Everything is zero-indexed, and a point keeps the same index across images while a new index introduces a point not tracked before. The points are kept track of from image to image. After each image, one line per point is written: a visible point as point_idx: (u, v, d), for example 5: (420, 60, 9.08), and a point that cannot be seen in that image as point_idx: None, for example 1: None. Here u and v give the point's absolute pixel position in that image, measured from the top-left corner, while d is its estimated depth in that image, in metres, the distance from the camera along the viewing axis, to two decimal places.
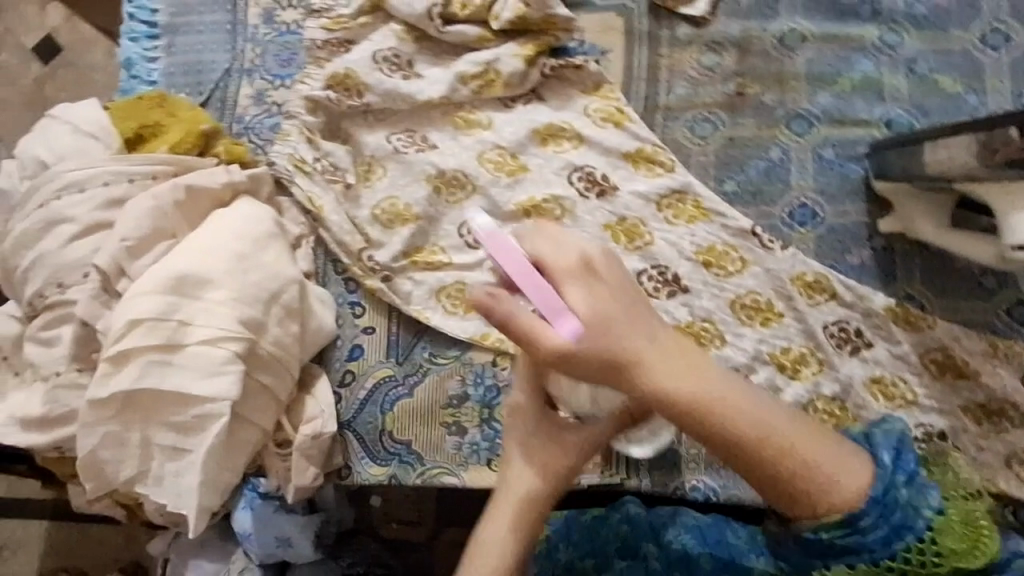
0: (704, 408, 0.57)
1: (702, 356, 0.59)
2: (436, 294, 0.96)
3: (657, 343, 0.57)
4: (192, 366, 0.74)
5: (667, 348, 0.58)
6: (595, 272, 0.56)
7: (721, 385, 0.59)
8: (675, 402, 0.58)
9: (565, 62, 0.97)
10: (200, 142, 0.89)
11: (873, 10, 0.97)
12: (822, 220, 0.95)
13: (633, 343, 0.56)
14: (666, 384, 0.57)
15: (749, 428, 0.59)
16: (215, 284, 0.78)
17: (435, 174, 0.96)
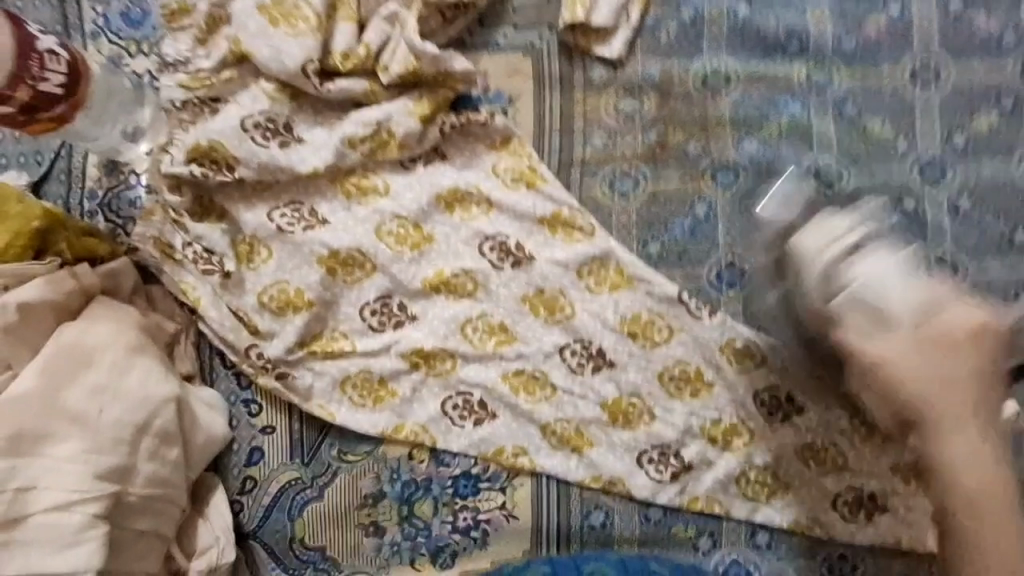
0: (963, 474, 0.73)
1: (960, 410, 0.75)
2: (340, 386, 0.86)
3: (958, 429, 0.74)
4: (42, 538, 0.64)
5: (961, 455, 0.74)
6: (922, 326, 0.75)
7: (981, 472, 0.74)
8: (971, 480, 0.71)
9: (469, 117, 0.86)
10: (34, 242, 0.76)
11: (802, 44, 0.90)
12: (751, 280, 0.89)
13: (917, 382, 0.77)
14: (961, 459, 0.74)
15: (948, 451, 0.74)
16: (60, 437, 0.67)
17: (328, 254, 0.85)
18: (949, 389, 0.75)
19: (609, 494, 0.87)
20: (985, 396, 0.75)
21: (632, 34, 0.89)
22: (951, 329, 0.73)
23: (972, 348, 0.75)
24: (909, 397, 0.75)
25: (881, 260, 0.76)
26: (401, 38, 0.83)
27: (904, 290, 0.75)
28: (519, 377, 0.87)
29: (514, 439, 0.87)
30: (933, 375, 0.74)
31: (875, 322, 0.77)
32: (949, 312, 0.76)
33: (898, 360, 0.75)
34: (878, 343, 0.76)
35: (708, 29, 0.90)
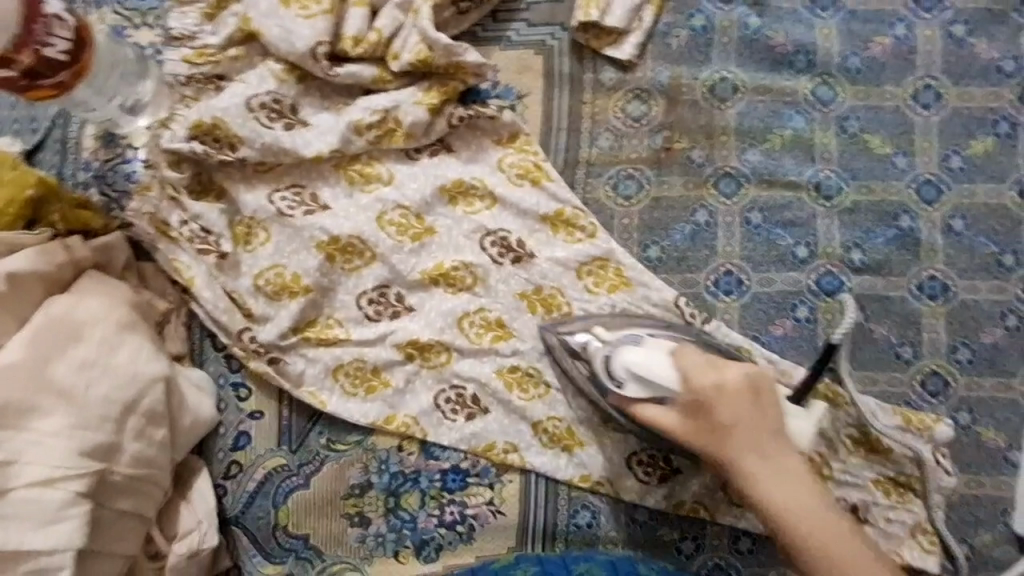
0: (777, 515, 0.69)
1: (786, 469, 0.71)
2: (333, 373, 0.85)
3: (775, 472, 0.71)
4: (22, 513, 0.62)
5: (781, 499, 0.70)
6: (710, 406, 0.73)
7: (802, 516, 0.69)
8: (800, 533, 0.68)
9: (478, 111, 0.85)
10: (26, 212, 0.74)
11: (809, 59, 0.91)
12: (747, 289, 0.89)
13: (734, 446, 0.72)
14: (778, 506, 0.70)
15: (790, 515, 0.69)
16: (46, 411, 0.65)
17: (328, 240, 0.84)
18: (753, 439, 0.72)
19: (596, 494, 0.87)
20: (774, 439, 0.72)
21: (644, 38, 0.90)
22: (717, 392, 0.73)
23: (755, 402, 0.73)
24: (708, 457, 0.74)
25: (642, 349, 0.76)
26: (413, 26, 0.83)
27: (663, 364, 0.75)
28: (513, 373, 0.87)
29: (504, 435, 0.86)
30: (710, 434, 0.73)
31: (655, 398, 0.76)
32: (719, 372, 0.73)
33: (696, 428, 0.74)
34: (669, 417, 0.75)
35: (718, 39, 0.91)
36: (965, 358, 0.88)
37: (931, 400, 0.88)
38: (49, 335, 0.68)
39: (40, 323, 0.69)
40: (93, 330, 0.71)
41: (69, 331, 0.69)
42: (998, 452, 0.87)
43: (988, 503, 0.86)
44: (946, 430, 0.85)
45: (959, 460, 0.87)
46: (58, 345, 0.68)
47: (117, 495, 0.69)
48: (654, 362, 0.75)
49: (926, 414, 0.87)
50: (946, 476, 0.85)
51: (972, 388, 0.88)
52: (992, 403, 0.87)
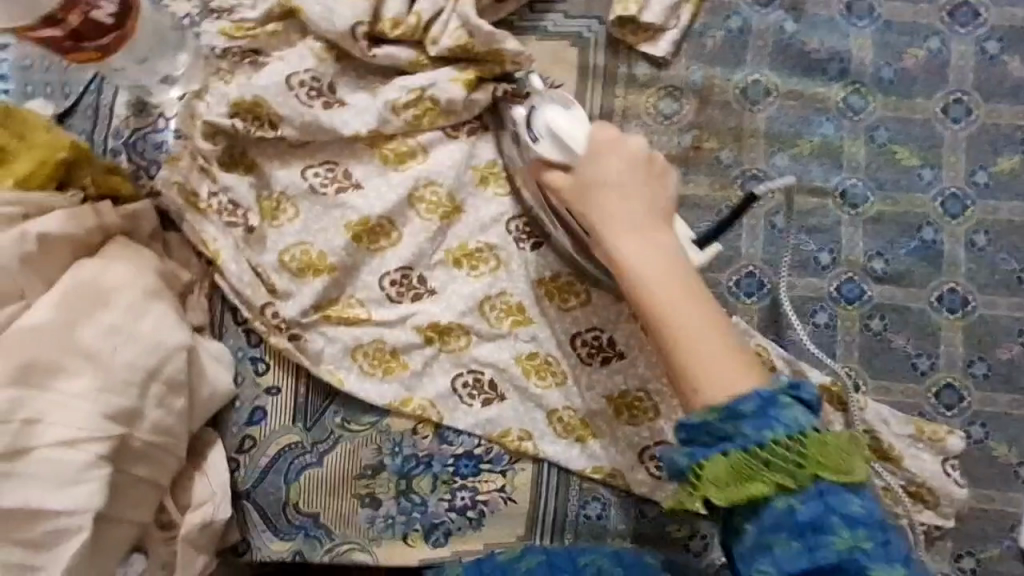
0: (641, 279, 0.72)
1: (658, 230, 0.75)
2: (352, 353, 0.85)
3: (646, 235, 0.75)
4: (44, 473, 0.62)
5: (647, 261, 0.73)
6: (598, 163, 0.77)
7: (651, 274, 0.73)
8: (646, 287, 0.72)
9: (516, 90, 0.86)
10: (57, 174, 0.74)
11: (841, 67, 0.91)
12: (768, 292, 0.90)
13: (599, 203, 0.77)
14: (624, 256, 0.74)
15: (650, 282, 0.72)
16: (72, 373, 0.65)
17: (356, 220, 0.84)
18: (637, 210, 0.76)
19: (607, 487, 0.87)
20: (650, 211, 0.75)
21: (679, 36, 0.90)
22: (613, 156, 0.77)
23: (642, 174, 0.77)
24: (586, 213, 0.77)
25: (568, 112, 0.79)
26: (454, 12, 0.83)
27: (578, 128, 0.79)
28: (532, 361, 0.87)
29: (519, 423, 0.86)
30: (584, 193, 0.77)
31: (562, 162, 0.79)
32: (619, 142, 0.78)
33: (572, 197, 0.78)
34: (564, 181, 0.79)
35: (753, 41, 0.91)
36: (981, 373, 0.88)
37: (945, 412, 0.88)
38: (77, 297, 0.68)
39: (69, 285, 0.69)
40: (121, 295, 0.70)
41: (96, 293, 0.69)
42: (1009, 468, 0.87)
43: (994, 517, 0.87)
44: (957, 442, 0.86)
45: (969, 474, 0.87)
46: (85, 308, 0.68)
47: (136, 461, 0.69)
48: (569, 121, 0.79)
49: (939, 425, 0.87)
50: (955, 488, 0.85)
51: (986, 403, 0.88)
52: (1005, 420, 0.88)
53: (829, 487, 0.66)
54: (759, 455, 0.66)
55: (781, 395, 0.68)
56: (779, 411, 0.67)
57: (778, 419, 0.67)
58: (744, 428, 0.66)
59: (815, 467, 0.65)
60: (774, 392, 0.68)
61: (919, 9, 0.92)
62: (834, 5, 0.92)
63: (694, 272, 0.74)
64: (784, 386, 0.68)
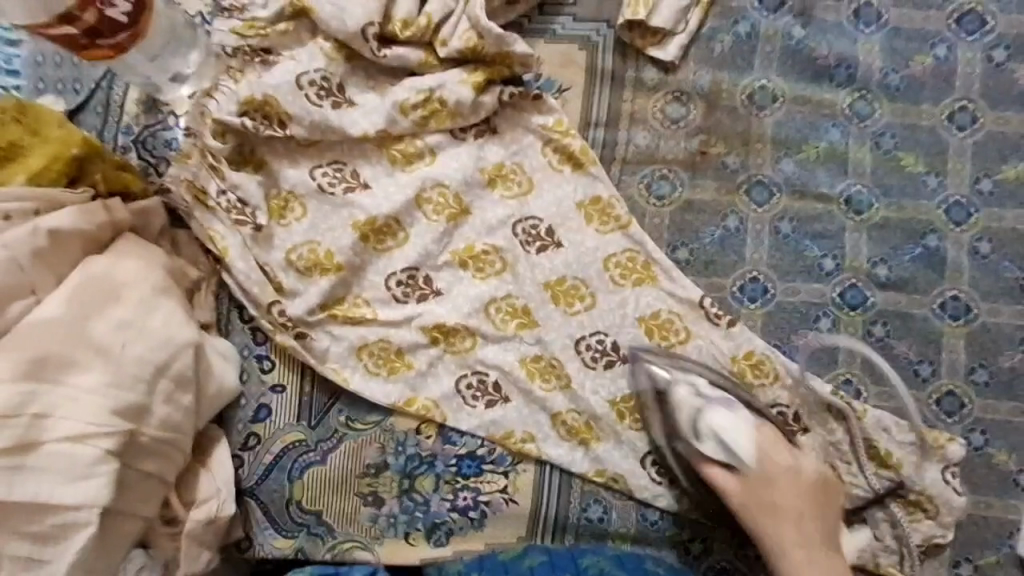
0: None
1: (833, 545, 0.81)
2: (357, 352, 0.86)
3: (818, 561, 0.79)
4: (52, 467, 0.62)
5: (816, 566, 0.79)
6: (775, 482, 0.82)
7: None
8: None
9: (523, 92, 0.87)
10: (70, 170, 0.74)
11: (850, 73, 0.92)
12: (772, 297, 0.90)
13: (780, 530, 0.80)
14: None
15: None
16: (82, 367, 0.66)
17: (364, 220, 0.85)
18: (805, 532, 0.80)
19: (609, 489, 0.87)
20: (816, 540, 0.80)
21: (688, 41, 0.90)
22: (807, 467, 0.82)
23: (816, 497, 0.82)
24: (750, 527, 0.82)
25: (731, 414, 0.83)
26: (464, 14, 0.83)
27: (744, 437, 0.82)
28: (536, 363, 0.87)
29: (523, 424, 0.87)
30: (760, 510, 0.81)
31: (727, 464, 0.83)
32: (797, 464, 0.82)
33: (748, 500, 0.82)
34: (726, 480, 0.83)
35: (762, 46, 0.91)
36: (982, 380, 0.89)
37: (946, 419, 0.89)
38: (88, 293, 0.69)
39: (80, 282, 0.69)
40: (132, 292, 0.71)
41: (107, 290, 0.70)
42: (1009, 475, 0.87)
43: (993, 523, 0.87)
44: (958, 450, 0.85)
45: (968, 480, 0.88)
46: (96, 304, 0.69)
47: (145, 457, 0.69)
48: (745, 438, 0.82)
49: (940, 432, 0.87)
50: (955, 495, 0.85)
51: (987, 409, 0.88)
52: (1005, 427, 0.88)
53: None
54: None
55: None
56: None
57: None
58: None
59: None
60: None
61: (928, 16, 0.92)
62: (843, 10, 0.92)
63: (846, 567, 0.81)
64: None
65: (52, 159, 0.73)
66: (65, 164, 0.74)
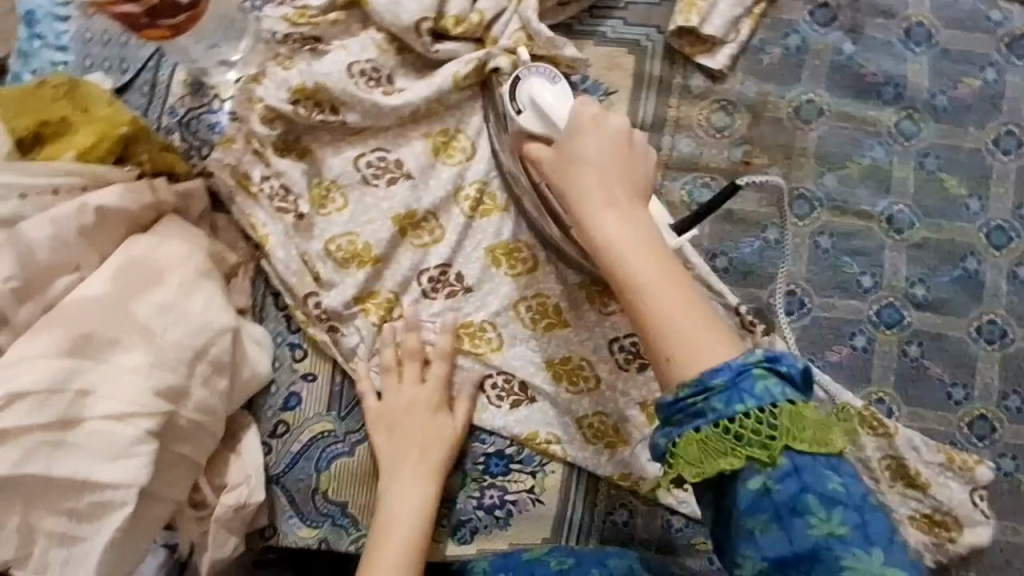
0: (613, 253, 0.61)
1: (647, 212, 0.64)
2: (383, 348, 0.84)
3: (623, 215, 0.63)
4: (91, 446, 0.62)
5: (621, 215, 0.63)
6: (574, 151, 0.68)
7: (643, 274, 0.59)
8: (643, 278, 0.59)
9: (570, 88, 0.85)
10: (117, 148, 0.73)
11: (896, 91, 0.91)
12: (807, 310, 0.89)
13: (575, 180, 0.66)
14: (608, 240, 0.62)
15: (639, 262, 0.60)
16: (125, 347, 0.65)
17: (403, 214, 0.85)
18: (606, 172, 0.65)
19: (633, 494, 0.87)
20: (632, 189, 0.64)
21: (737, 51, 0.90)
22: (587, 130, 0.67)
23: (624, 147, 0.66)
24: (562, 191, 0.67)
25: (551, 87, 0.75)
26: (517, 14, 0.83)
27: (563, 106, 0.73)
28: (565, 364, 0.86)
29: (547, 426, 0.86)
30: (562, 173, 0.68)
31: (542, 138, 0.73)
32: (602, 116, 0.68)
33: (554, 192, 0.69)
34: (544, 152, 0.71)
35: (810, 60, 0.91)
36: (1015, 405, 0.88)
37: (977, 442, 0.88)
38: (129, 270, 0.68)
39: (120, 261, 0.68)
40: (172, 273, 0.70)
41: (149, 274, 0.69)
42: None
43: (1019, 550, 0.86)
44: (987, 473, 0.85)
45: (996, 504, 0.87)
46: (136, 284, 0.68)
47: (179, 441, 0.68)
48: (559, 106, 0.73)
49: (969, 455, 0.86)
50: (982, 518, 0.85)
51: (1018, 435, 0.88)
52: None
53: (807, 458, 0.53)
54: (727, 424, 0.54)
55: (752, 366, 0.55)
56: (752, 384, 0.54)
57: (749, 391, 0.54)
58: (715, 403, 0.54)
59: (795, 441, 0.53)
60: (746, 362, 0.54)
61: (977, 39, 0.92)
62: (894, 29, 0.92)
63: (676, 256, 0.61)
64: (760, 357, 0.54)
65: (99, 137, 0.72)
66: (111, 141, 0.72)
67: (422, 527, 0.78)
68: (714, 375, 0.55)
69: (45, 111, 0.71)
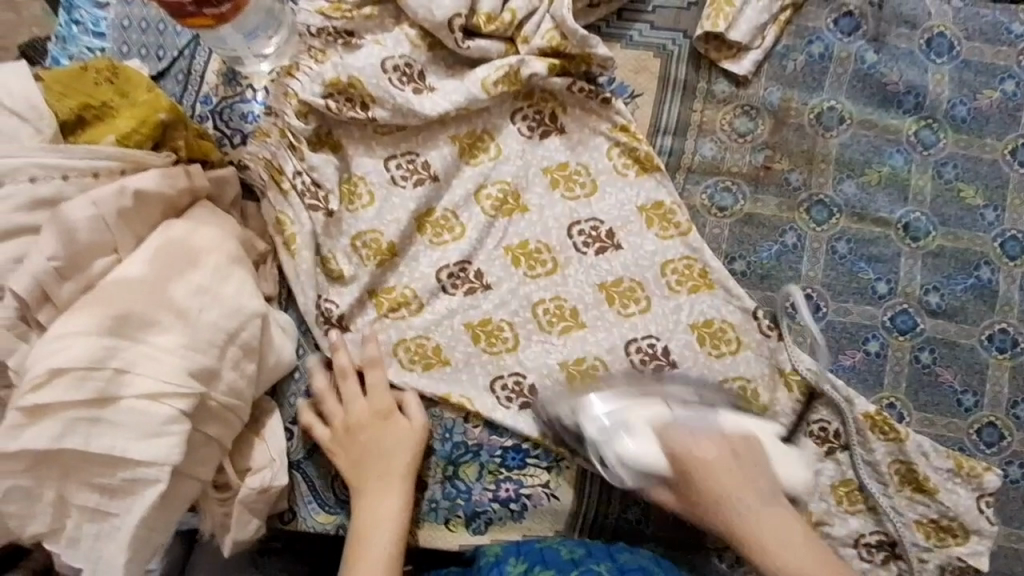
0: (766, 564, 0.72)
1: (778, 489, 0.76)
2: (393, 347, 0.85)
3: (776, 522, 0.74)
4: (127, 423, 0.63)
5: (790, 534, 0.73)
6: (739, 455, 0.77)
7: (789, 555, 0.72)
8: (788, 559, 0.72)
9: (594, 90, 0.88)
10: (156, 134, 0.74)
11: (918, 101, 0.93)
12: (823, 314, 0.91)
13: (716, 512, 0.75)
14: (764, 545, 0.73)
15: (770, 538, 0.73)
16: (161, 327, 0.66)
17: (423, 209, 0.87)
18: (748, 513, 0.74)
19: (644, 493, 0.87)
20: (746, 475, 0.75)
21: (762, 57, 0.92)
22: (698, 458, 0.76)
23: (737, 462, 0.76)
24: (700, 488, 0.75)
25: (637, 438, 0.77)
26: (548, 14, 0.85)
27: (657, 455, 0.77)
28: (578, 365, 0.86)
29: (556, 428, 0.85)
30: (711, 517, 0.75)
31: (644, 486, 0.79)
32: (696, 442, 0.76)
33: (698, 510, 0.76)
34: (669, 497, 0.78)
35: (834, 68, 0.93)
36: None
37: (986, 449, 0.89)
38: (167, 251, 0.70)
39: (158, 243, 0.70)
40: (207, 258, 0.71)
41: (184, 256, 0.70)
42: None
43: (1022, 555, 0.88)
44: (994, 480, 0.85)
45: (1000, 510, 0.88)
46: (172, 266, 0.69)
47: (208, 423, 0.69)
48: (649, 449, 0.77)
49: (978, 462, 0.87)
50: (988, 524, 0.85)
51: None
52: None
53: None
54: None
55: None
56: None
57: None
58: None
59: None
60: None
61: (999, 51, 0.93)
62: (917, 39, 0.93)
63: (802, 522, 0.75)
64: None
65: (139, 123, 0.73)
66: (151, 128, 0.74)
67: (397, 535, 0.78)
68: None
69: (88, 96, 0.73)
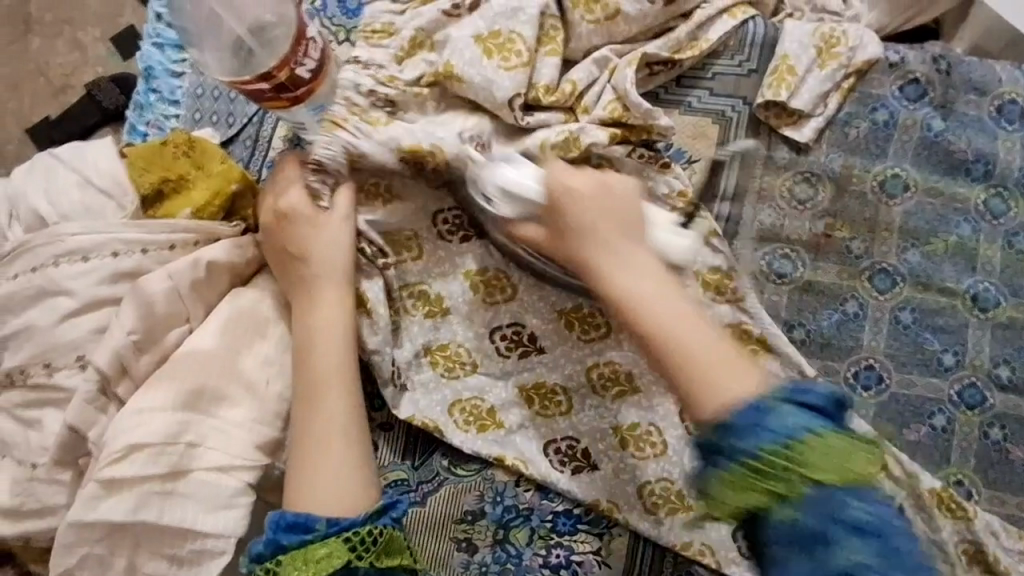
0: (630, 305, 0.70)
1: (640, 245, 0.73)
2: (450, 406, 0.87)
3: (627, 261, 0.72)
4: (196, 496, 0.65)
5: (632, 261, 0.72)
6: (613, 193, 0.76)
7: (657, 307, 0.69)
8: (646, 315, 0.69)
9: (654, 155, 0.86)
10: (226, 205, 0.77)
11: (986, 169, 0.90)
12: (887, 386, 0.88)
13: (585, 246, 0.74)
14: (632, 294, 0.70)
15: (626, 288, 0.71)
16: (233, 401, 0.69)
17: (477, 271, 0.88)
18: (608, 228, 0.74)
19: (700, 564, 0.84)
20: (618, 228, 0.74)
21: (824, 124, 0.91)
22: (573, 188, 0.76)
23: (605, 191, 0.76)
24: (569, 253, 0.76)
25: (517, 169, 0.78)
26: (608, 84, 0.86)
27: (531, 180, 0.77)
28: (631, 430, 0.86)
29: (607, 493, 0.85)
30: (565, 234, 0.76)
31: (523, 216, 0.78)
32: (588, 177, 0.77)
33: (558, 235, 0.76)
34: (534, 231, 0.78)
35: (898, 135, 0.91)
36: None
37: None
38: (234, 323, 0.72)
39: (226, 314, 0.72)
40: (273, 327, 0.74)
41: (252, 327, 0.73)
42: None
43: None
44: None
45: None
46: (240, 339, 0.71)
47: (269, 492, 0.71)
48: (522, 174, 0.77)
49: None
50: None
51: None
52: None
53: (837, 490, 0.58)
54: (753, 461, 0.58)
55: (773, 399, 0.60)
56: (790, 418, 0.59)
57: (769, 425, 0.59)
58: (734, 437, 0.60)
59: (811, 470, 0.58)
60: (766, 397, 0.61)
61: None
62: (985, 106, 0.91)
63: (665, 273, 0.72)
64: (781, 391, 0.60)
65: (212, 196, 0.76)
66: (223, 200, 0.76)
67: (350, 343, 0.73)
68: (729, 412, 0.61)
69: (165, 168, 0.76)
